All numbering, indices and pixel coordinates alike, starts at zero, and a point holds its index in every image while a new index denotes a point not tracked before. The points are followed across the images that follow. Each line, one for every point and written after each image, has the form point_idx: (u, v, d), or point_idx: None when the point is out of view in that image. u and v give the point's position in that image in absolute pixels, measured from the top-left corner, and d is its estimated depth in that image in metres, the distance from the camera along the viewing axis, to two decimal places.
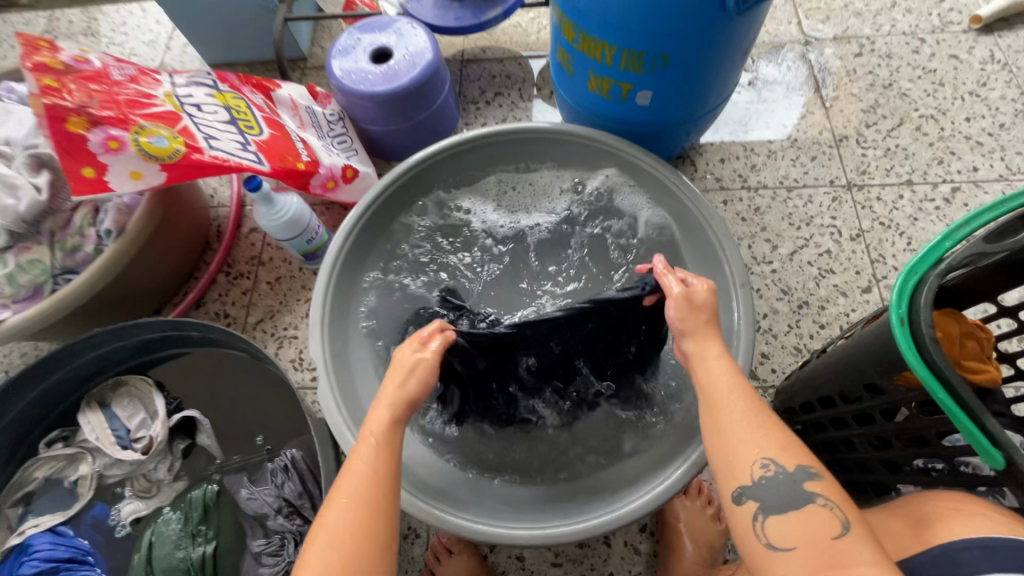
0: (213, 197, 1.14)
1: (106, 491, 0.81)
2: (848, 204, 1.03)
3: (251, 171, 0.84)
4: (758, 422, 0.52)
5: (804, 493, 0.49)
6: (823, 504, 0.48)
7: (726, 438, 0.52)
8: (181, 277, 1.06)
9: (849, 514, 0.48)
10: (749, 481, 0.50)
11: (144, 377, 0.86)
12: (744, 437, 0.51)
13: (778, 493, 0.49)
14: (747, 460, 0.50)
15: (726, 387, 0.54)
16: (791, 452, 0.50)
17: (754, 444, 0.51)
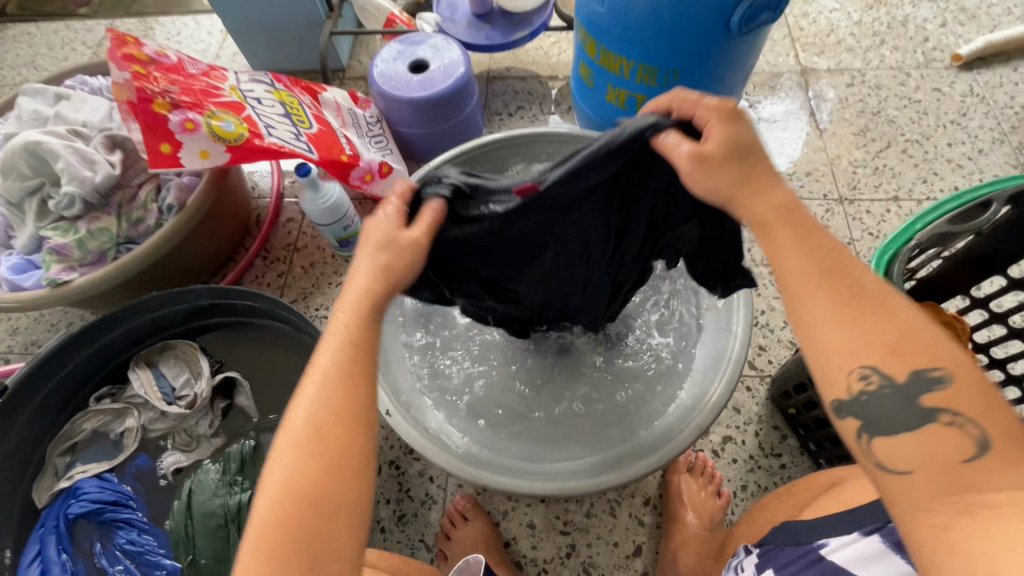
0: (255, 189, 1.24)
1: (150, 444, 0.87)
2: (840, 216, 1.12)
3: (302, 158, 0.93)
4: (854, 319, 0.41)
5: (923, 409, 0.38)
6: (947, 422, 0.37)
7: (818, 349, 0.42)
8: (222, 259, 1.14)
9: (989, 426, 0.36)
10: (846, 394, 0.41)
11: (190, 343, 0.93)
12: (839, 343, 0.41)
13: (883, 408, 0.39)
14: (840, 370, 0.41)
15: (808, 278, 0.43)
16: (903, 355, 0.39)
17: (856, 345, 0.40)
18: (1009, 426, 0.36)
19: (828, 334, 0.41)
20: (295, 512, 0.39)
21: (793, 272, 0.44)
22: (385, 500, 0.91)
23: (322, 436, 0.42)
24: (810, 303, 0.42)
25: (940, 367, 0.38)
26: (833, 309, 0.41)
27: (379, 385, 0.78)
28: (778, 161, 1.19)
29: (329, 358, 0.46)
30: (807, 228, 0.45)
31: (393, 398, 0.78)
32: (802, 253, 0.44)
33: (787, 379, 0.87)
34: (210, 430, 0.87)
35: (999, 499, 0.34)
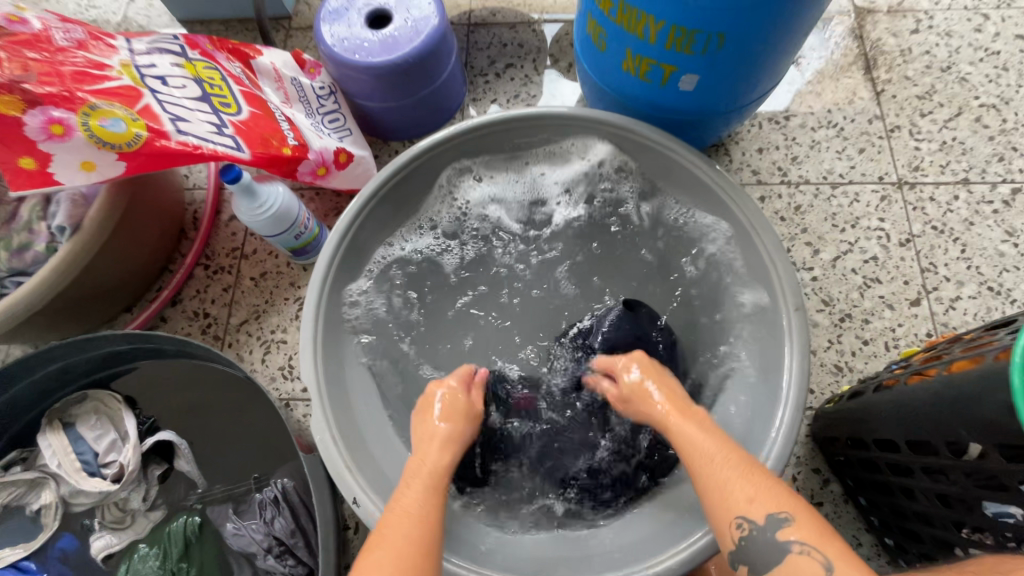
0: (189, 178, 1.01)
1: (74, 521, 0.72)
2: (898, 204, 0.93)
3: (228, 160, 0.72)
4: (746, 471, 0.52)
5: (779, 543, 0.47)
6: (799, 551, 0.46)
7: (718, 490, 0.52)
8: (154, 270, 0.94)
9: (829, 553, 0.45)
10: (735, 545, 0.49)
11: (114, 394, 0.76)
12: (727, 496, 0.51)
13: (758, 551, 0.48)
14: (725, 520, 0.51)
15: (709, 450, 0.56)
16: (758, 502, 0.50)
17: (743, 501, 0.50)
18: (844, 551, 0.46)
19: (710, 493, 0.53)
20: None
21: (691, 444, 0.57)
22: None
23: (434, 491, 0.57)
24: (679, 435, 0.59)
25: (785, 511, 0.48)
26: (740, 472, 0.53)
27: (342, 463, 0.63)
28: (825, 135, 0.98)
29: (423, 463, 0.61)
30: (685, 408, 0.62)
31: (360, 480, 0.63)
32: (695, 429, 0.59)
33: (837, 426, 0.73)
34: (145, 504, 0.72)
35: None
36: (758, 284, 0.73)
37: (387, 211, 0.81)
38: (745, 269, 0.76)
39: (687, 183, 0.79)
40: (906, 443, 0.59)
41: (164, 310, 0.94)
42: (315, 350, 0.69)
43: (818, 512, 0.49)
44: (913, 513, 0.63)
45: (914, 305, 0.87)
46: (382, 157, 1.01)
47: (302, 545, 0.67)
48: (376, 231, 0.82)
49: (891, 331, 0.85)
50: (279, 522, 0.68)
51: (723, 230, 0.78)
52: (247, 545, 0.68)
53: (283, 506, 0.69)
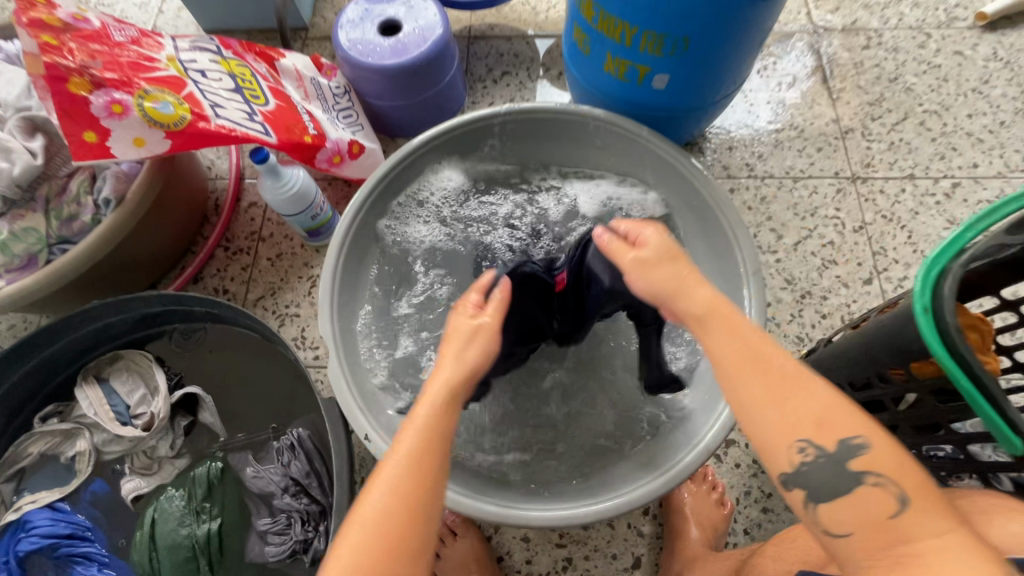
0: (212, 169, 1.11)
1: (106, 468, 0.79)
2: (852, 196, 1.04)
3: (258, 142, 0.81)
4: (766, 395, 0.47)
5: (852, 473, 0.45)
6: (874, 482, 0.44)
7: (739, 407, 0.48)
8: (179, 250, 1.02)
9: (908, 486, 0.44)
10: (789, 467, 0.47)
11: (145, 354, 0.84)
12: (763, 421, 0.47)
13: (823, 479, 0.46)
14: (779, 444, 0.47)
15: (754, 351, 0.49)
16: (829, 426, 0.46)
17: (782, 427, 0.46)
18: (923, 485, 0.44)
19: (753, 416, 0.48)
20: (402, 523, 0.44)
21: (731, 353, 0.49)
22: None
23: (426, 436, 0.49)
24: (735, 389, 0.48)
25: (864, 435, 0.45)
26: (765, 408, 0.47)
27: (355, 405, 0.71)
28: (787, 136, 1.10)
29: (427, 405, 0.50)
30: (733, 323, 0.50)
31: (371, 421, 0.71)
32: (723, 336, 0.50)
33: None
34: (171, 451, 0.79)
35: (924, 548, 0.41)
36: (722, 259, 0.84)
37: (393, 194, 0.90)
38: (711, 247, 0.86)
39: (661, 171, 0.90)
40: (849, 383, 0.69)
41: (187, 287, 1.03)
42: (332, 310, 0.78)
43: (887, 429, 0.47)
44: None
45: (867, 284, 0.97)
46: (389, 153, 1.11)
47: (316, 485, 0.75)
48: (380, 210, 0.90)
49: (846, 306, 0.95)
50: (296, 464, 0.75)
51: (691, 210, 0.89)
52: (265, 486, 0.75)
53: (299, 451, 0.76)
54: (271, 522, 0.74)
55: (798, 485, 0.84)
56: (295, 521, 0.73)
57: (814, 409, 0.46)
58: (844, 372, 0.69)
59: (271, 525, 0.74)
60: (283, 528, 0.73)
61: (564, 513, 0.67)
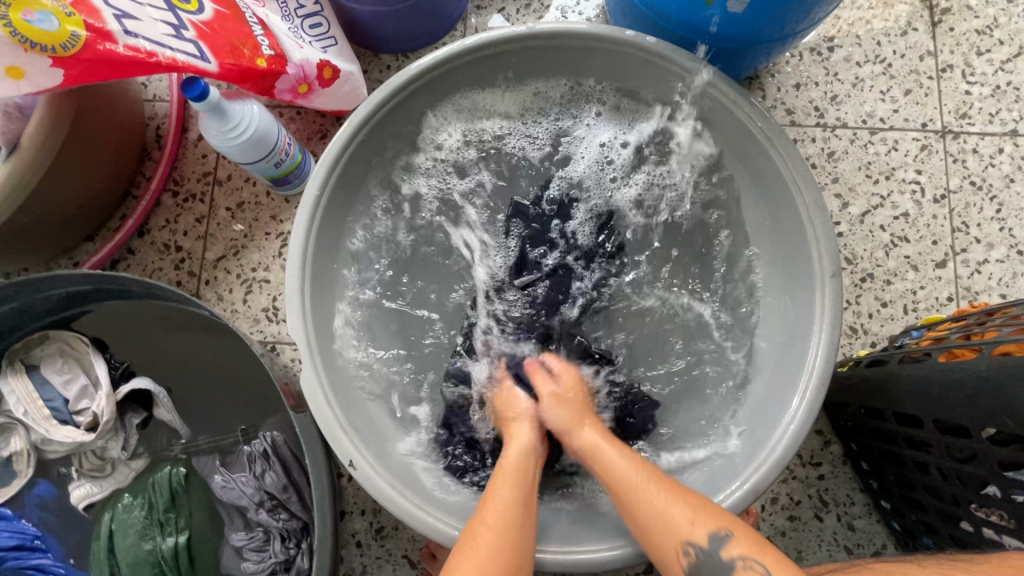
0: (147, 87, 0.88)
1: (50, 468, 0.68)
2: (938, 155, 0.86)
3: (190, 70, 0.61)
4: (669, 498, 0.53)
5: (723, 563, 0.47)
6: (744, 567, 0.47)
7: (640, 513, 0.53)
8: (116, 195, 0.84)
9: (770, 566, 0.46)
10: (684, 573, 0.49)
11: (80, 336, 0.69)
12: (657, 519, 0.52)
13: (709, 570, 0.48)
14: (670, 546, 0.50)
15: (629, 474, 0.56)
16: (700, 520, 0.50)
17: (678, 523, 0.51)
18: (782, 560, 0.47)
19: (645, 518, 0.53)
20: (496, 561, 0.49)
21: (613, 471, 0.57)
22: (359, 512, 0.77)
23: (520, 486, 0.56)
24: (632, 497, 0.54)
25: (725, 526, 0.49)
26: (644, 497, 0.53)
27: (337, 424, 0.58)
28: (870, 71, 0.88)
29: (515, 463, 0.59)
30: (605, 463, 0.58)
31: (356, 442, 0.59)
32: (617, 456, 0.58)
33: (851, 393, 0.71)
34: (125, 452, 0.68)
35: None
36: (787, 245, 0.68)
37: (378, 140, 0.71)
38: (775, 225, 0.69)
39: (725, 124, 0.70)
40: (933, 422, 0.57)
41: (131, 241, 0.85)
42: (304, 297, 0.62)
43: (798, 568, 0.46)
44: (922, 486, 0.62)
45: (940, 267, 0.82)
46: (371, 74, 0.88)
47: (296, 499, 0.65)
48: (365, 162, 0.71)
49: (912, 293, 0.81)
50: (270, 476, 0.65)
51: (755, 176, 0.70)
52: (236, 498, 0.65)
53: (274, 460, 0.66)
54: (247, 537, 0.65)
55: (830, 494, 0.77)
56: (273, 538, 0.64)
57: (686, 513, 0.51)
58: (926, 406, 0.57)
59: (247, 541, 0.65)
60: (261, 545, 0.64)
61: (561, 551, 0.59)
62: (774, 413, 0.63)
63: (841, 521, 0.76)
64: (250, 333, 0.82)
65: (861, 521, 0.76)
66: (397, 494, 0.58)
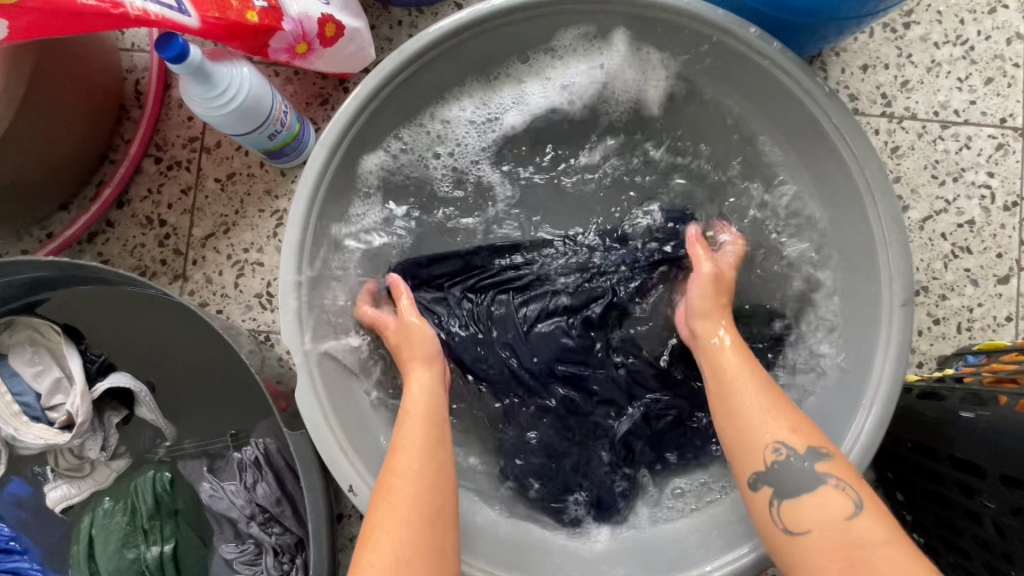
0: (124, 35, 0.77)
1: (24, 466, 0.63)
2: (1014, 156, 0.76)
3: (165, 24, 0.51)
4: (782, 406, 0.50)
5: (815, 475, 0.47)
6: (834, 485, 0.47)
7: (739, 412, 0.51)
8: (91, 159, 0.75)
9: (861, 494, 0.46)
10: (765, 466, 0.48)
11: (52, 324, 0.62)
12: (756, 420, 0.50)
13: (794, 477, 0.47)
14: (759, 442, 0.49)
15: (738, 370, 0.53)
16: (802, 433, 0.49)
17: (769, 424, 0.49)
18: (872, 495, 0.47)
19: (743, 412, 0.51)
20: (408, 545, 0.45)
21: (722, 369, 0.54)
22: (358, 516, 0.73)
23: (420, 427, 0.52)
24: (742, 388, 0.52)
25: (824, 446, 0.49)
26: (756, 397, 0.51)
27: (335, 445, 0.52)
28: (949, 54, 0.77)
29: (419, 387, 0.56)
30: (721, 364, 0.55)
31: (357, 464, 0.53)
32: (737, 360, 0.54)
33: (896, 422, 0.65)
34: (105, 453, 0.62)
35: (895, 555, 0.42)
36: (850, 260, 0.59)
37: (386, 118, 0.62)
38: (834, 234, 0.61)
39: (790, 117, 0.60)
40: (999, 477, 0.51)
41: (110, 211, 0.77)
42: (299, 301, 0.55)
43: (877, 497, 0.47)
44: (968, 533, 0.58)
45: (1002, 283, 0.75)
46: (380, 31, 0.77)
47: (290, 513, 0.60)
48: (373, 141, 0.62)
49: (968, 311, 0.74)
50: (262, 488, 0.59)
51: (819, 179, 0.61)
52: (225, 508, 0.60)
53: (266, 470, 0.60)
54: (237, 550, 0.60)
55: None
56: (265, 553, 0.60)
57: (787, 421, 0.49)
58: (993, 457, 0.51)
59: (237, 554, 0.60)
60: (253, 558, 0.60)
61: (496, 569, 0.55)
62: None
63: None
64: (241, 320, 0.75)
65: None
66: None
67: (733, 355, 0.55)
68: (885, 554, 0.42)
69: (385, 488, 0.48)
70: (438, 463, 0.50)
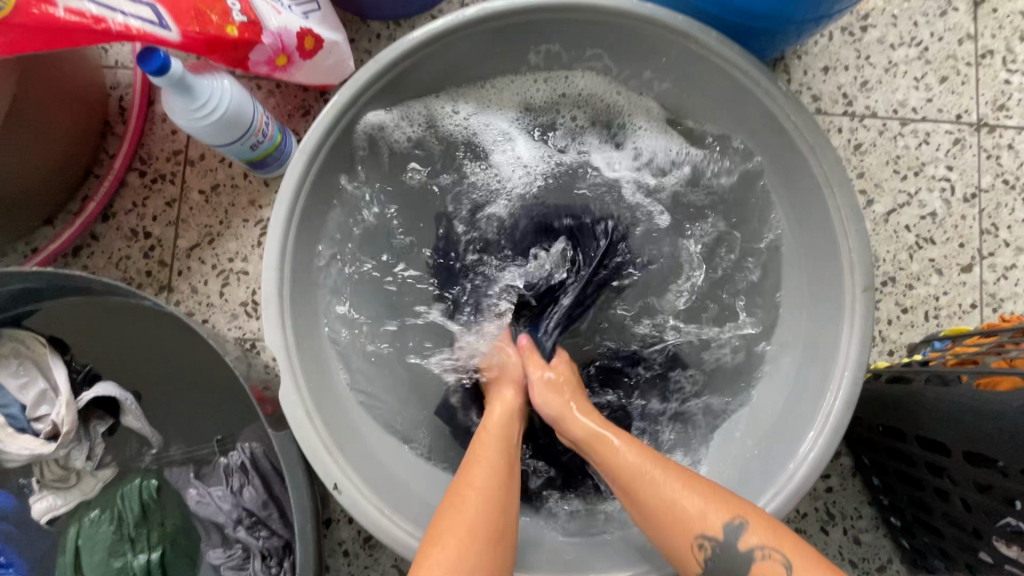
0: (108, 53, 0.79)
1: (9, 478, 0.63)
2: (971, 150, 0.80)
3: (147, 39, 0.53)
4: (682, 485, 0.49)
5: (743, 555, 0.45)
6: (762, 557, 0.45)
7: (654, 512, 0.49)
8: (75, 175, 0.76)
9: (793, 556, 0.44)
10: (699, 566, 0.47)
11: (37, 335, 0.63)
12: (671, 517, 0.48)
13: (725, 567, 0.45)
14: (685, 544, 0.47)
15: (639, 466, 0.51)
16: (713, 509, 0.47)
17: (683, 518, 0.48)
18: (798, 544, 0.45)
19: (655, 512, 0.49)
20: (476, 533, 0.47)
21: (619, 463, 0.53)
22: (347, 520, 0.73)
23: (501, 443, 0.56)
24: (645, 484, 0.50)
25: (739, 515, 0.47)
26: (657, 484, 0.50)
27: (320, 444, 0.53)
28: (905, 55, 0.81)
29: (500, 408, 0.60)
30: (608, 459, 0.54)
31: (342, 462, 0.54)
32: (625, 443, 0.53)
33: (868, 407, 0.67)
34: (91, 463, 0.63)
35: None
36: (817, 252, 0.61)
37: (363, 127, 0.64)
38: (800, 227, 0.63)
39: (754, 116, 0.63)
40: (962, 453, 0.53)
41: (95, 225, 0.78)
42: (282, 305, 0.56)
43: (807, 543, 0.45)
44: (938, 511, 0.59)
45: (965, 272, 0.78)
46: (359, 44, 0.79)
47: (277, 516, 0.60)
48: (352, 149, 0.64)
49: (934, 299, 0.77)
50: (249, 491, 0.60)
51: (784, 175, 0.64)
52: (213, 514, 0.61)
53: (253, 473, 0.61)
54: (225, 555, 0.60)
55: (837, 506, 0.73)
56: (253, 556, 0.60)
57: (686, 505, 0.48)
58: (955, 434, 0.53)
59: (225, 559, 0.61)
60: (241, 563, 0.61)
61: None
62: (791, 435, 0.59)
63: (847, 534, 0.73)
64: (227, 329, 0.76)
65: (867, 534, 0.73)
66: (387, 522, 0.53)
67: (628, 452, 0.52)
68: None
69: (460, 494, 0.51)
70: (506, 467, 0.53)
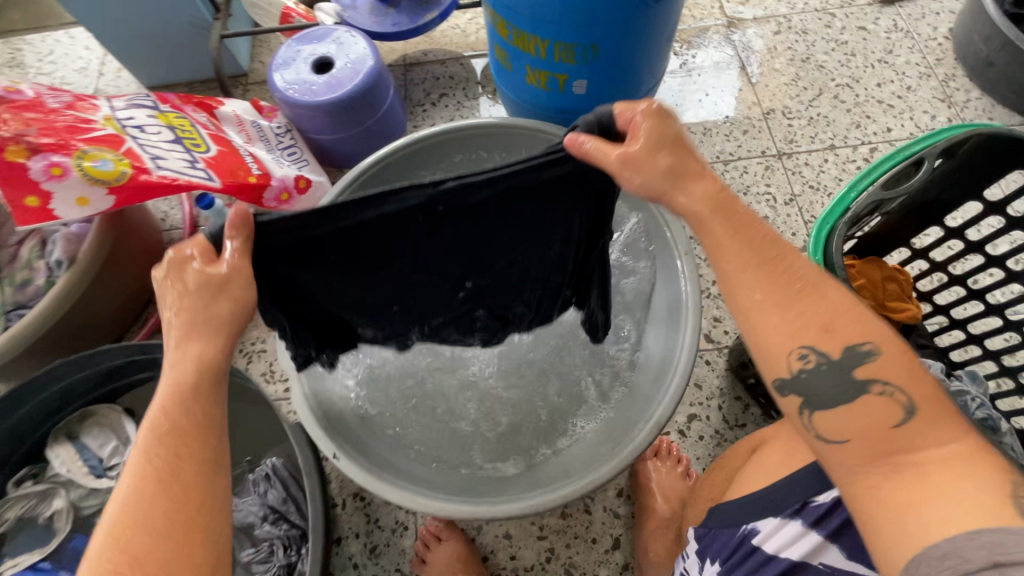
0: (166, 221, 1.13)
1: (85, 523, 0.80)
2: (779, 171, 1.10)
3: (202, 188, 0.85)
4: (800, 292, 0.42)
5: (856, 381, 0.41)
6: (882, 390, 0.40)
7: (752, 317, 0.43)
8: (140, 304, 1.04)
9: (915, 391, 0.40)
10: (791, 375, 0.42)
11: (113, 407, 0.85)
12: (778, 324, 0.42)
13: (824, 384, 0.41)
14: (783, 349, 0.42)
15: (756, 257, 0.43)
16: (837, 331, 0.41)
17: (793, 328, 0.42)
18: (936, 397, 0.39)
19: (759, 324, 0.43)
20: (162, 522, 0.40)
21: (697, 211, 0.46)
22: (354, 535, 0.87)
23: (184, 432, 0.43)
24: (736, 271, 0.44)
25: (874, 342, 0.41)
26: (774, 307, 0.42)
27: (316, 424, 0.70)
28: (714, 123, 1.16)
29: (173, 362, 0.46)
30: (723, 225, 0.45)
31: (336, 439, 0.70)
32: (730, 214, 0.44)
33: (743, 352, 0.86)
34: None
35: (934, 456, 0.38)
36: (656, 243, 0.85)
37: None
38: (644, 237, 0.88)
39: None
40: None
41: None
42: None
43: (934, 380, 0.41)
44: None
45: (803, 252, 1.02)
46: None
47: (295, 510, 0.77)
48: None
49: None
50: (273, 492, 0.77)
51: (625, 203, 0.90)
52: (244, 518, 0.77)
53: (275, 479, 0.78)
54: (254, 551, 0.75)
55: None
56: (277, 547, 0.75)
57: (823, 311, 0.42)
58: None
59: (254, 554, 0.75)
60: (266, 556, 0.75)
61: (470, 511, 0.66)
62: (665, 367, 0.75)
63: None
64: None
65: None
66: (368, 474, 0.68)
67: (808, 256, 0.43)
68: (937, 444, 0.38)
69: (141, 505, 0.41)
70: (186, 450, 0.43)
